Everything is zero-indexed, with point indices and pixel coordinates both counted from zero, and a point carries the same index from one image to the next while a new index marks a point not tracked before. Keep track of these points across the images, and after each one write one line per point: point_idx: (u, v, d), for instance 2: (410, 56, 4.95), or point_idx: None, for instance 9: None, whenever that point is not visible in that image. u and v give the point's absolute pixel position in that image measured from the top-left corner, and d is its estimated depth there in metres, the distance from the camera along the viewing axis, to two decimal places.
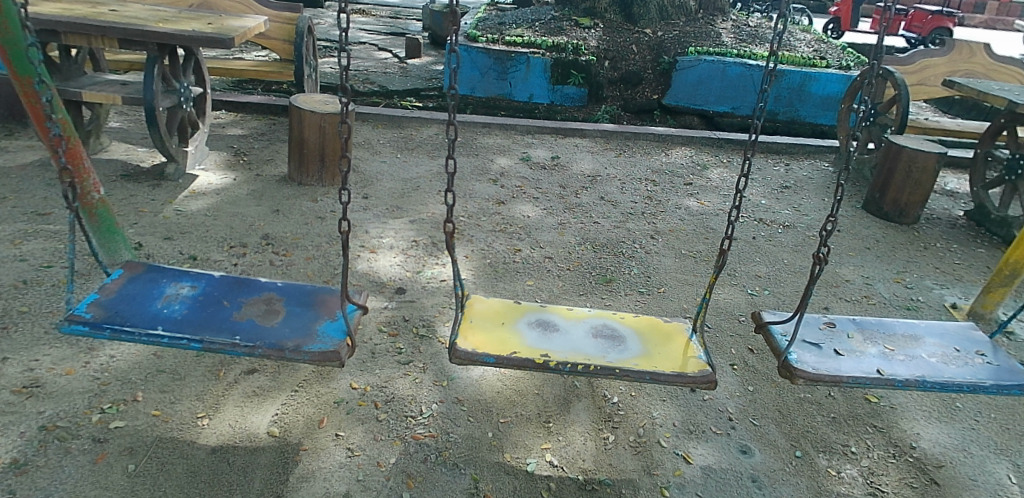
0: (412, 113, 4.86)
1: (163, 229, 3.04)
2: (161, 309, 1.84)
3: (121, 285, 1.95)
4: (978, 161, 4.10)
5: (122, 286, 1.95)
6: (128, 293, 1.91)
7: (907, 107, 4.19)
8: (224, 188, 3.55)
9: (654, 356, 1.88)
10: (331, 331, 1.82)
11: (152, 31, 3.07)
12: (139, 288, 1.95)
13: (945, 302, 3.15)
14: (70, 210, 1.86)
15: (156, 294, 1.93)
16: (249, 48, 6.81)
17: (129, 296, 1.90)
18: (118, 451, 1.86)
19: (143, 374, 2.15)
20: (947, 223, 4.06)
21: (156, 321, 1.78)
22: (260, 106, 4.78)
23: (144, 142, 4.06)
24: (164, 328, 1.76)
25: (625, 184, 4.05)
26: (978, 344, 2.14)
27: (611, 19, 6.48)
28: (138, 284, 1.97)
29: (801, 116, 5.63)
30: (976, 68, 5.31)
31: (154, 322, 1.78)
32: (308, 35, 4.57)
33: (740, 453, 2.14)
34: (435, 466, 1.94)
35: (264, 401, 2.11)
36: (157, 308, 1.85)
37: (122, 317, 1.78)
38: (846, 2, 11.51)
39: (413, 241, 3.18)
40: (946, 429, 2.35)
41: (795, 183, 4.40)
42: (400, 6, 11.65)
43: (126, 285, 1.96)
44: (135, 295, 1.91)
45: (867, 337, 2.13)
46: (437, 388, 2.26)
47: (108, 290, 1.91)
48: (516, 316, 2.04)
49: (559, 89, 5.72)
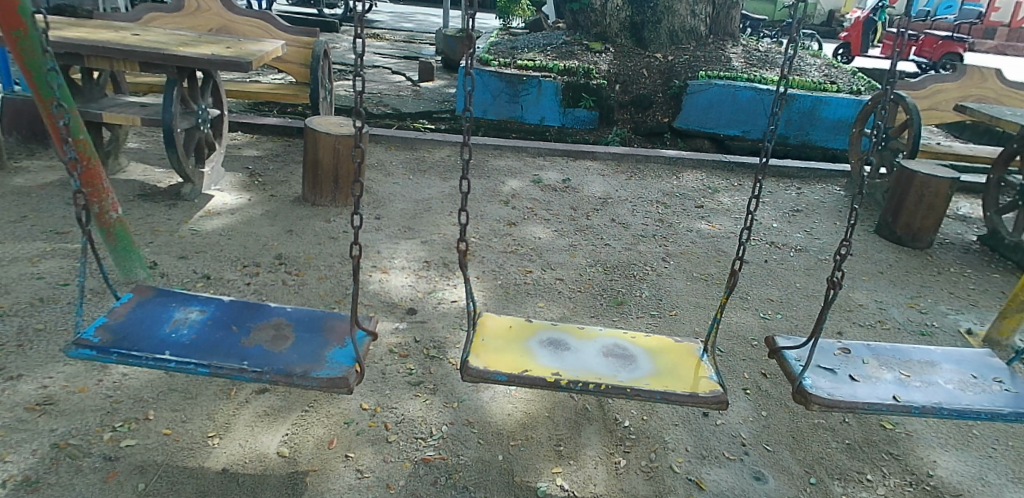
0: (425, 135, 4.91)
1: (179, 248, 3.07)
2: (170, 334, 1.86)
3: (130, 309, 1.97)
4: (991, 186, 4.07)
5: (130, 310, 1.97)
6: (136, 317, 1.94)
7: (919, 132, 4.17)
8: (238, 208, 3.59)
9: (665, 377, 1.88)
10: (340, 357, 1.83)
11: (172, 55, 3.14)
12: (147, 312, 1.97)
13: (960, 327, 3.12)
14: (83, 234, 1.85)
15: (166, 318, 1.95)
16: (266, 71, 6.93)
17: (138, 319, 1.92)
18: (129, 470, 1.86)
19: (155, 393, 2.16)
20: (961, 247, 4.03)
21: (164, 346, 1.80)
22: (276, 128, 4.84)
23: (161, 162, 4.13)
24: (172, 353, 1.77)
25: (636, 206, 4.05)
26: (997, 371, 2.12)
27: (621, 44, 6.55)
28: (147, 308, 1.99)
29: (813, 140, 5.63)
30: (988, 93, 5.30)
31: (161, 347, 1.79)
32: (324, 59, 4.64)
33: (754, 479, 2.11)
34: (445, 489, 1.93)
35: (275, 421, 2.11)
36: (166, 332, 1.87)
37: (130, 342, 1.79)
38: (855, 28, 11.63)
39: (425, 262, 3.20)
40: (964, 458, 2.31)
41: (807, 207, 4.40)
42: (415, 30, 11.80)
43: (135, 309, 1.98)
44: (144, 319, 1.93)
45: (881, 364, 2.11)
46: (448, 410, 2.25)
47: (117, 314, 1.93)
48: (528, 333, 2.04)
49: (570, 112, 5.76)
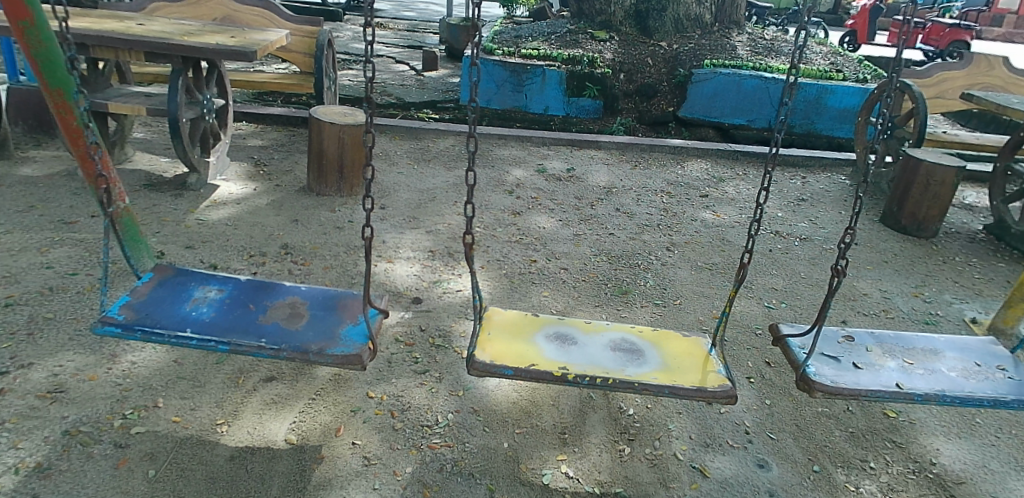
0: (430, 125, 4.90)
1: (185, 238, 3.09)
2: (190, 312, 1.88)
3: (151, 288, 1.99)
4: (997, 175, 4.04)
5: (152, 289, 1.99)
6: (158, 296, 1.95)
7: (926, 120, 4.14)
8: (244, 198, 3.60)
9: (674, 369, 1.89)
10: (354, 335, 1.84)
11: (177, 45, 3.14)
12: (168, 291, 1.99)
13: (965, 317, 3.12)
14: (106, 216, 1.96)
15: (185, 297, 1.97)
16: (269, 61, 6.92)
17: (159, 298, 1.94)
18: (139, 457, 1.88)
19: (164, 381, 2.19)
20: (967, 237, 4.02)
21: (185, 323, 1.82)
22: (281, 118, 4.84)
23: (166, 152, 4.14)
24: (193, 331, 1.79)
25: (641, 196, 4.05)
26: (1000, 359, 2.14)
27: (626, 33, 6.50)
28: (167, 287, 2.01)
29: (818, 129, 5.60)
30: (995, 81, 5.26)
31: (183, 324, 1.81)
32: (328, 48, 4.64)
33: (758, 467, 2.13)
34: (451, 476, 1.95)
35: (282, 409, 2.13)
36: (186, 311, 1.88)
37: (152, 319, 1.82)
38: (862, 15, 11.50)
39: (430, 252, 3.21)
40: (967, 446, 2.32)
41: (813, 196, 4.38)
42: (418, 19, 11.74)
43: (156, 288, 2.00)
44: (165, 297, 1.95)
45: (886, 351, 2.13)
46: (454, 398, 2.27)
47: (139, 293, 1.95)
48: (535, 327, 2.06)
49: (575, 101, 5.74)
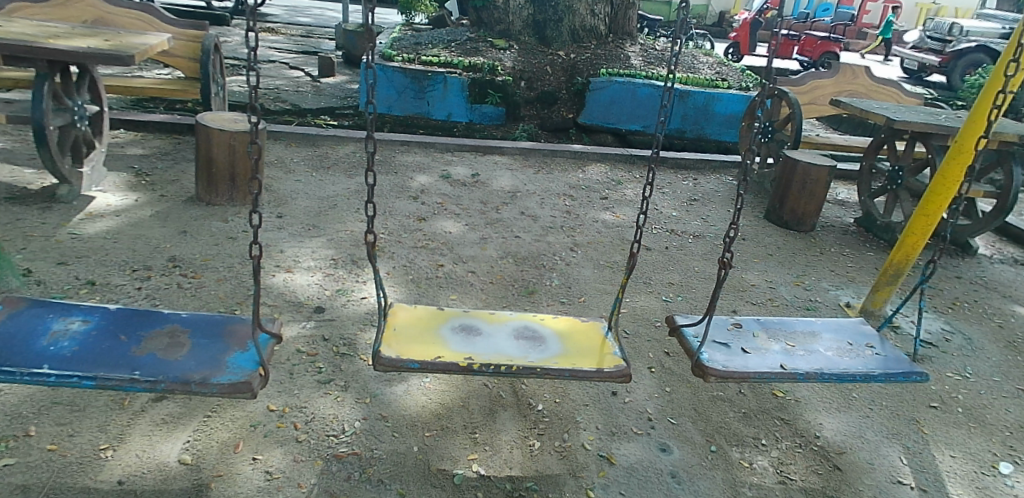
0: (328, 131, 4.79)
1: (57, 254, 2.84)
2: (48, 347, 1.72)
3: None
4: (864, 173, 4.42)
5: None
6: (7, 330, 1.78)
7: (801, 124, 4.49)
8: (125, 210, 3.36)
9: (574, 355, 2.00)
10: (242, 362, 1.77)
11: (41, 48, 2.89)
12: (21, 325, 1.81)
13: (840, 301, 3.42)
14: None
15: (42, 330, 1.80)
16: (151, 66, 6.52)
17: (8, 333, 1.76)
18: (8, 491, 1.71)
19: (35, 408, 2.00)
20: (839, 229, 4.41)
21: (42, 360, 1.66)
22: (164, 125, 4.57)
23: (32, 163, 3.79)
24: (51, 367, 1.64)
25: (544, 199, 4.14)
26: (868, 337, 2.37)
27: (525, 42, 6.66)
28: (20, 321, 1.83)
29: (707, 134, 5.96)
30: (858, 89, 5.78)
31: (38, 360, 1.66)
32: (215, 53, 4.44)
33: (660, 451, 2.27)
34: (359, 484, 1.90)
35: (174, 429, 2.00)
36: (43, 345, 1.73)
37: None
38: (743, 29, 12.35)
39: (332, 260, 3.13)
40: (845, 418, 2.61)
41: (703, 196, 4.65)
42: (313, 25, 11.42)
43: (5, 322, 1.82)
44: (16, 333, 1.77)
45: (770, 336, 2.30)
46: (360, 406, 2.21)
47: None
48: (438, 323, 2.08)
49: (477, 107, 5.79)
